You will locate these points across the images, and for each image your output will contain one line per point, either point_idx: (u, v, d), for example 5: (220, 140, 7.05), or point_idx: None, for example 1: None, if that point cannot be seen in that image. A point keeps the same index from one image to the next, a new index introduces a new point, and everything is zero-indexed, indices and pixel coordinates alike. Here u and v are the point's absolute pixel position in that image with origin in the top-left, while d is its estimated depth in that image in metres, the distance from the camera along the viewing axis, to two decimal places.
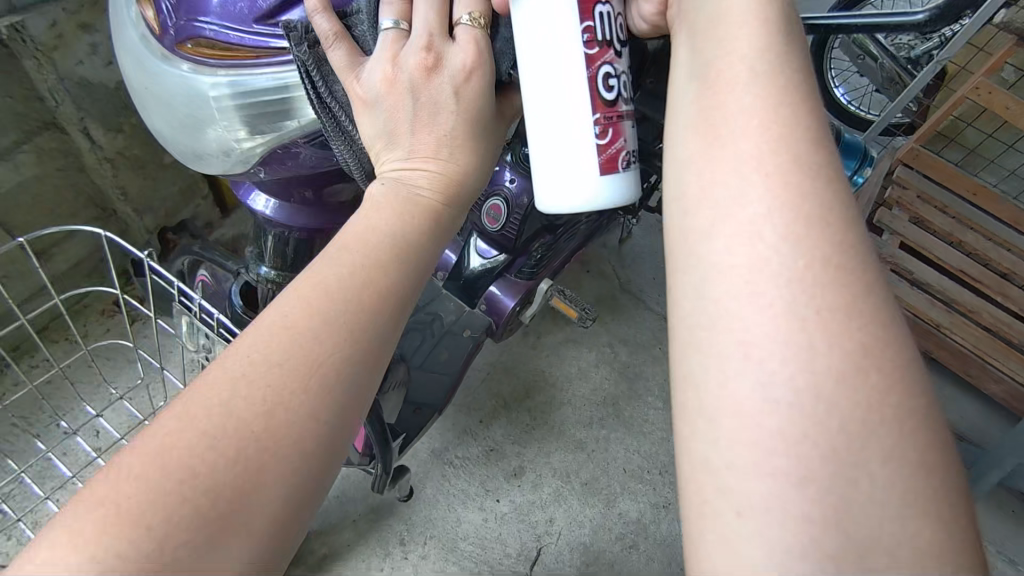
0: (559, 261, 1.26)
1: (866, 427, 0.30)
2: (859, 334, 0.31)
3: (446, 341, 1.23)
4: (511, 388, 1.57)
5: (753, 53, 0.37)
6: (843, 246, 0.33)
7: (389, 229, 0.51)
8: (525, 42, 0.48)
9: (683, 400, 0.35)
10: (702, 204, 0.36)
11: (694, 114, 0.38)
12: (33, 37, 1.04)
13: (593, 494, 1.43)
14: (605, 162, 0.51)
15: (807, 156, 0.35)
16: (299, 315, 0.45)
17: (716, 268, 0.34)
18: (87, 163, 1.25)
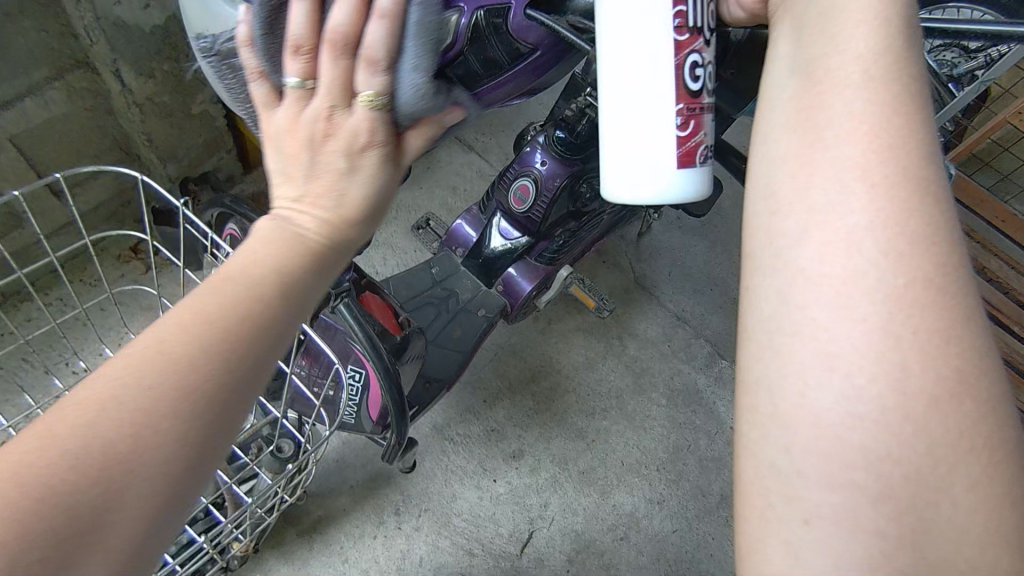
0: (578, 250, 1.25)
1: (953, 454, 0.30)
2: (955, 359, 0.31)
3: (460, 319, 1.22)
4: (517, 370, 1.57)
5: (869, 54, 0.36)
6: (947, 269, 0.32)
7: (277, 260, 0.47)
8: (610, 17, 0.46)
9: (753, 405, 0.35)
10: (792, 206, 0.36)
11: (793, 111, 0.38)
12: None
13: (589, 483, 1.44)
14: (683, 155, 0.50)
15: (915, 171, 0.34)
16: (158, 346, 0.41)
17: (803, 275, 0.34)
18: (115, 105, 1.24)
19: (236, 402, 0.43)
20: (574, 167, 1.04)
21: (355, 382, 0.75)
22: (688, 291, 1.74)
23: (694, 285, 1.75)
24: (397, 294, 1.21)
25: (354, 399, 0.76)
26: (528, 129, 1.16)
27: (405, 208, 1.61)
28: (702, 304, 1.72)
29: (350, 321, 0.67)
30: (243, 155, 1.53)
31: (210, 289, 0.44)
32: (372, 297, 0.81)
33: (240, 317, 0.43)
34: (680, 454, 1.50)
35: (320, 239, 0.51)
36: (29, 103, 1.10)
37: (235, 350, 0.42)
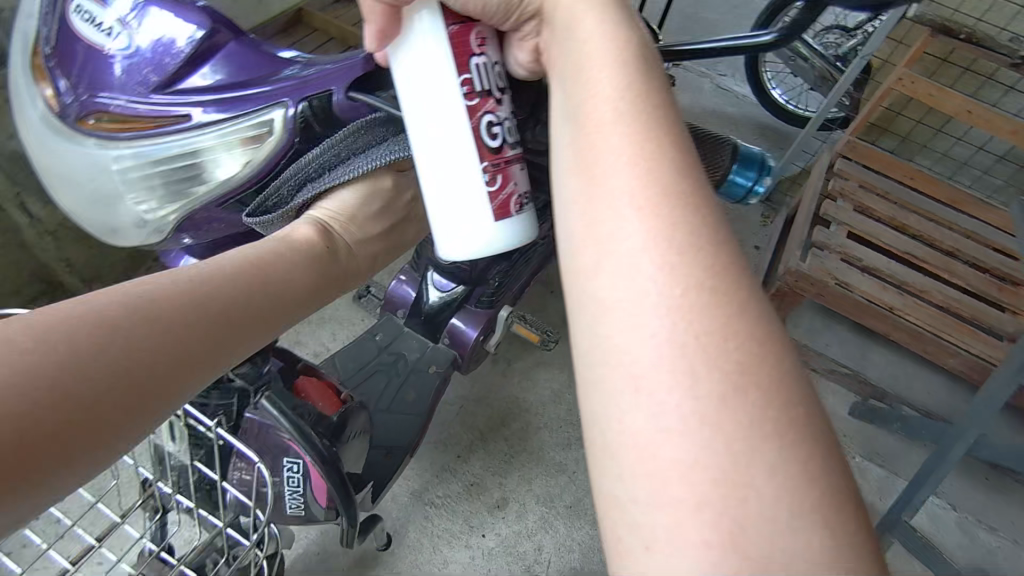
0: (517, 288, 1.26)
1: (750, 446, 0.32)
2: (734, 354, 0.34)
3: (412, 380, 1.21)
4: (486, 419, 1.56)
5: (615, 93, 0.43)
6: (715, 271, 0.37)
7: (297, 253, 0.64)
8: (405, 88, 0.53)
9: (592, 441, 0.37)
10: (586, 242, 0.40)
11: (572, 152, 0.44)
12: None
13: (580, 515, 1.42)
14: (499, 208, 0.55)
15: (674, 187, 0.39)
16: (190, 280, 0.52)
17: (603, 303, 0.38)
18: (26, 238, 1.22)
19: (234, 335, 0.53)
20: None
21: (293, 473, 0.72)
22: None
23: None
24: (343, 369, 1.22)
25: (297, 488, 0.74)
26: None
27: None
28: None
29: (275, 413, 0.66)
30: None
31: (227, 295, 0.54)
32: (308, 380, 0.80)
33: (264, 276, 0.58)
34: None
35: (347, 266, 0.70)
36: None
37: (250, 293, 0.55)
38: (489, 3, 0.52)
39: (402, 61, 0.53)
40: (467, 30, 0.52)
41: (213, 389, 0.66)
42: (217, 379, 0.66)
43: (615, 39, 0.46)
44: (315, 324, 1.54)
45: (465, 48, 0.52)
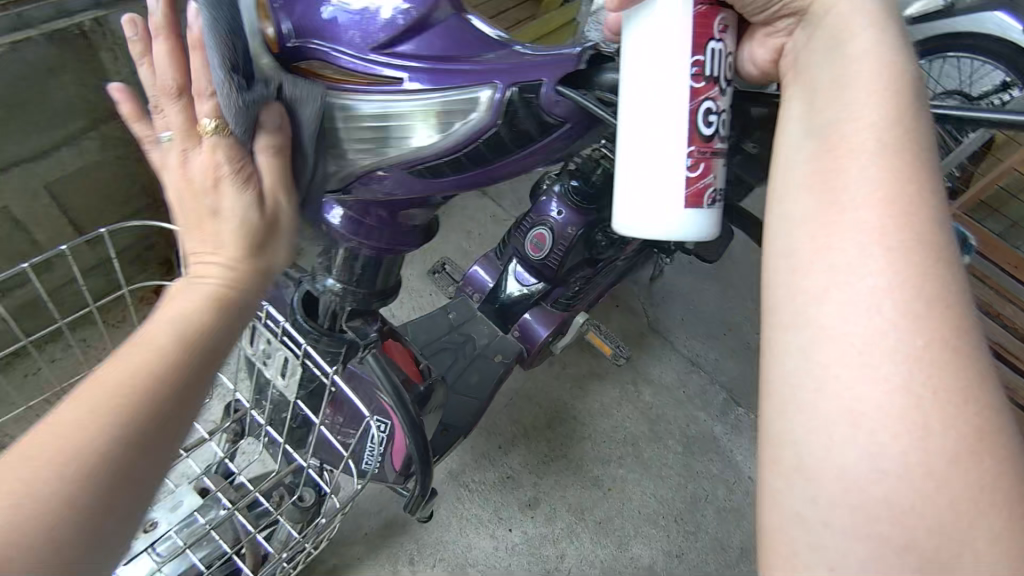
0: (593, 296, 1.28)
1: (975, 510, 0.37)
2: (971, 418, 0.38)
3: (477, 364, 1.22)
4: (532, 416, 1.56)
5: (879, 122, 0.44)
6: (959, 331, 0.40)
7: (181, 323, 0.49)
8: (632, 58, 0.50)
9: (778, 458, 0.43)
10: (816, 267, 0.43)
11: (809, 175, 0.46)
12: (115, 32, 1.05)
13: (607, 534, 1.42)
14: (693, 195, 0.52)
15: (927, 237, 0.41)
16: (81, 426, 0.42)
17: (828, 333, 0.41)
18: (147, 154, 1.27)
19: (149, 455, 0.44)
20: (589, 217, 1.07)
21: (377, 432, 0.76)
22: (700, 335, 1.77)
23: (707, 329, 1.78)
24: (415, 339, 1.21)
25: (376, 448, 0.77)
26: (542, 179, 1.19)
27: (421, 253, 1.64)
28: (715, 349, 1.75)
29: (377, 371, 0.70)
30: None
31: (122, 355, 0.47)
32: (394, 343, 0.81)
33: (154, 368, 0.46)
34: (697, 504, 1.50)
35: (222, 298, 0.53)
36: (66, 152, 1.15)
37: (148, 398, 0.45)
38: None
39: (632, 31, 0.50)
40: (713, 13, 0.49)
41: (326, 333, 0.69)
42: (331, 327, 0.70)
43: (895, 67, 0.46)
44: None
45: (706, 30, 0.49)
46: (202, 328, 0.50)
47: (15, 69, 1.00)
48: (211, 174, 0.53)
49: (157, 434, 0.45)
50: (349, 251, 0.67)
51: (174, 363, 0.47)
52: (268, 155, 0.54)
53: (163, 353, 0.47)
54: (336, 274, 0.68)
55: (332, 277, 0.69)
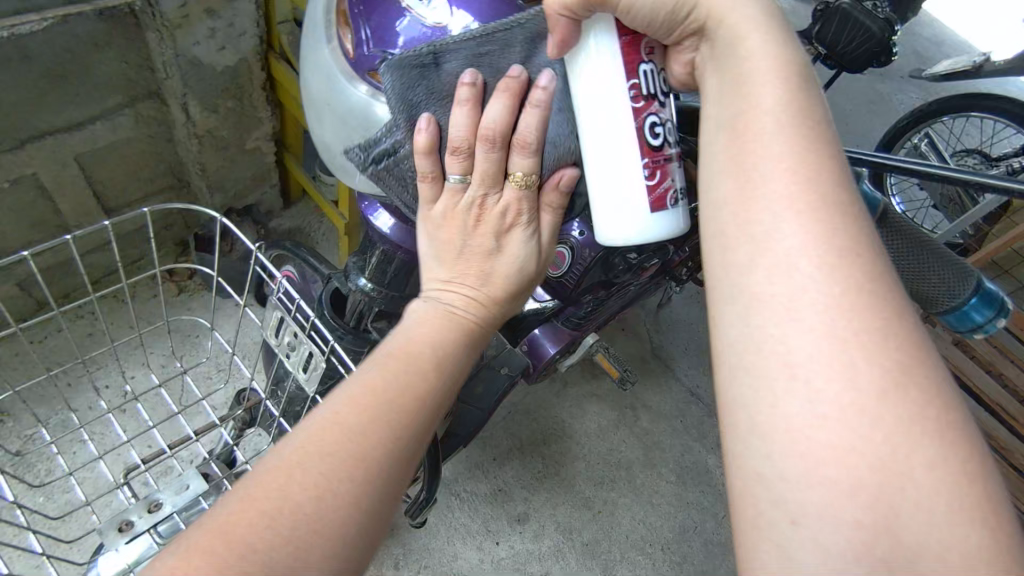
0: (602, 318, 1.29)
1: (910, 441, 0.36)
2: (894, 353, 0.38)
3: (483, 375, 1.21)
4: (529, 431, 1.56)
5: (778, 104, 0.45)
6: (872, 276, 0.40)
7: (437, 346, 0.58)
8: (580, 92, 0.53)
9: (734, 425, 0.41)
10: (738, 240, 0.43)
11: (724, 159, 0.46)
12: (162, 14, 1.06)
13: (593, 556, 1.42)
14: (654, 201, 0.54)
15: (834, 196, 0.42)
16: (354, 426, 0.49)
17: (753, 297, 0.41)
18: (178, 136, 1.29)
19: (401, 452, 0.51)
20: None
21: None
22: (702, 366, 1.78)
23: (708, 361, 1.79)
24: None
25: None
26: None
27: None
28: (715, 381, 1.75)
29: None
30: (284, 190, 1.62)
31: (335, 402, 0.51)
32: None
33: (403, 382, 0.53)
34: (685, 535, 1.50)
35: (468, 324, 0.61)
36: (99, 126, 1.16)
37: (400, 406, 0.52)
38: (656, 20, 0.50)
39: (577, 71, 0.53)
40: (636, 41, 0.52)
41: (351, 330, 0.73)
42: (356, 326, 0.75)
43: (784, 58, 0.47)
44: None
45: (633, 56, 0.52)
46: (436, 353, 0.57)
47: (62, 42, 1.02)
48: (506, 219, 0.62)
49: (410, 434, 0.52)
50: (384, 253, 0.71)
51: (420, 378, 0.54)
52: (550, 213, 0.64)
53: (412, 369, 0.55)
54: (370, 275, 0.72)
55: (364, 278, 0.72)
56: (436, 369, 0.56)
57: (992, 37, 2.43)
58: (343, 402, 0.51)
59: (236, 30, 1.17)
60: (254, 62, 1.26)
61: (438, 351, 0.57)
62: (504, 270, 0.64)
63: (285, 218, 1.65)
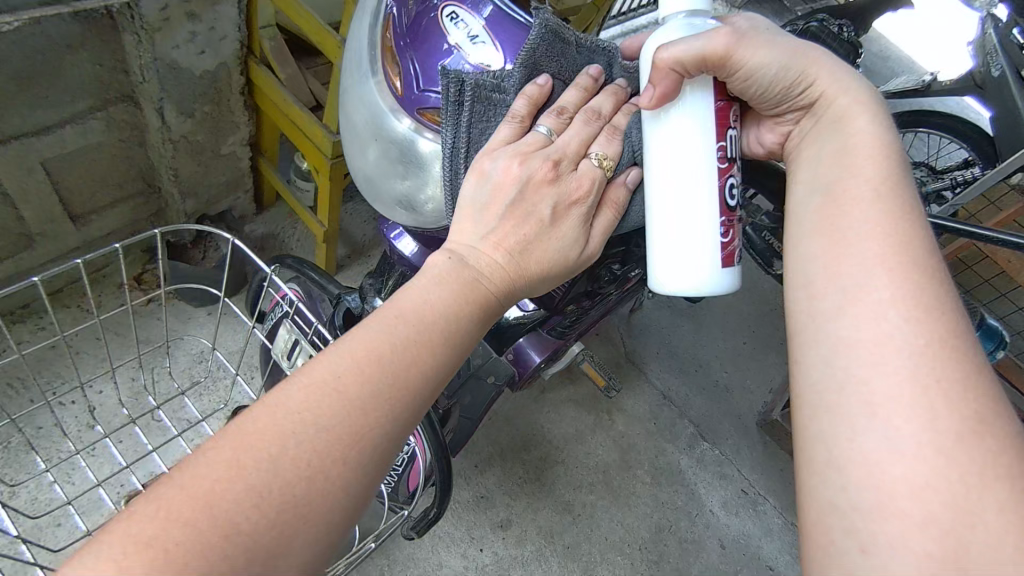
0: (585, 326, 1.31)
1: (982, 481, 0.40)
2: (972, 405, 0.43)
3: (470, 386, 1.20)
4: (509, 438, 1.58)
5: (877, 179, 0.53)
6: (954, 334, 0.45)
7: (449, 317, 0.54)
8: (666, 148, 0.57)
9: (813, 456, 0.47)
10: (829, 286, 0.50)
11: (819, 219, 0.54)
12: (142, 17, 1.03)
13: (574, 558, 1.45)
14: (726, 257, 0.60)
15: (921, 260, 0.48)
16: (345, 411, 0.46)
17: (842, 340, 0.47)
18: (150, 138, 1.24)
19: (382, 441, 0.48)
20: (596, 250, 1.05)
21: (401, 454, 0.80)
22: (672, 368, 1.84)
23: (678, 364, 1.85)
24: None
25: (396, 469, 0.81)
26: None
27: None
28: (686, 385, 1.81)
29: None
30: (258, 196, 1.59)
31: (333, 365, 0.48)
32: None
33: (405, 367, 0.49)
34: (662, 533, 1.54)
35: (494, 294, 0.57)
36: (69, 130, 1.11)
37: (400, 399, 0.49)
38: (768, 93, 0.59)
39: (656, 124, 0.58)
40: (729, 106, 0.59)
41: None
42: None
43: (883, 141, 0.56)
44: None
45: (725, 121, 0.58)
46: (445, 330, 0.53)
47: (32, 43, 0.97)
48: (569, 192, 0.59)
49: (404, 425, 0.49)
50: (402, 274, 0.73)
51: (420, 357, 0.50)
52: (610, 213, 0.61)
53: (417, 348, 0.50)
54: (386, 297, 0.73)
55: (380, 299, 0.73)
56: (441, 346, 0.52)
57: (931, 56, 2.59)
58: (338, 375, 0.48)
59: (217, 34, 1.14)
60: (233, 68, 1.23)
61: (448, 325, 0.53)
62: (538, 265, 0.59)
63: (259, 223, 1.61)
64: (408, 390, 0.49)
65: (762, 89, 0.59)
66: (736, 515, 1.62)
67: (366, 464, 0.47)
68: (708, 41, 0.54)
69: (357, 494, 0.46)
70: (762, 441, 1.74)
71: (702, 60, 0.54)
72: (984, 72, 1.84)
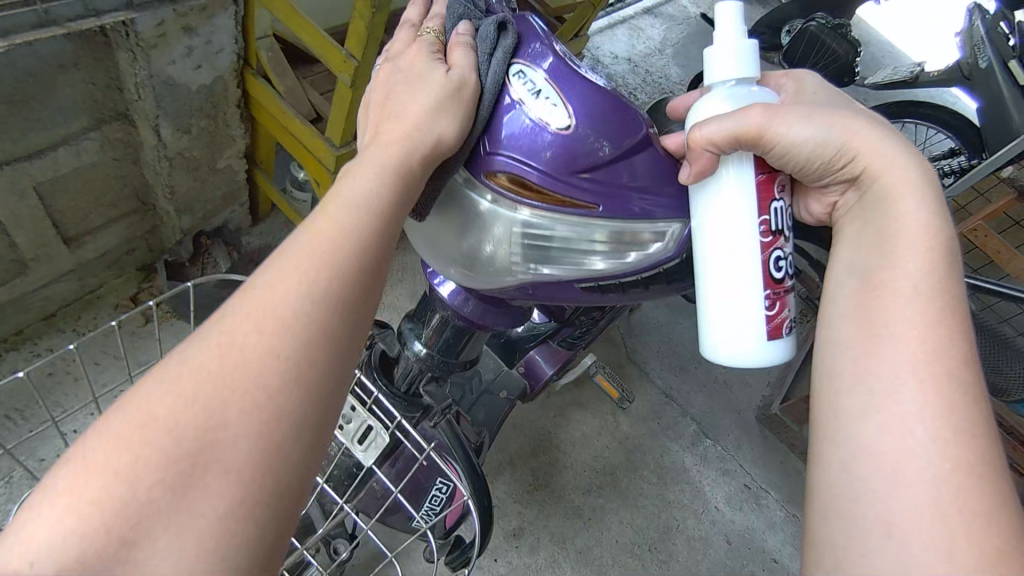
0: (592, 336, 1.29)
1: None
2: (996, 538, 0.43)
3: (484, 400, 1.20)
4: (517, 444, 1.59)
5: (920, 272, 0.52)
6: (984, 458, 0.45)
7: (361, 204, 0.48)
8: (710, 224, 0.56)
9: (823, 563, 0.48)
10: (854, 388, 0.51)
11: (853, 309, 0.54)
12: (137, 33, 0.98)
13: (587, 563, 1.47)
14: (773, 328, 0.57)
15: (957, 374, 0.48)
16: (254, 322, 0.42)
17: (863, 448, 0.48)
18: (144, 158, 1.21)
19: (306, 337, 0.42)
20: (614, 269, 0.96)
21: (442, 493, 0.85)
22: (672, 367, 1.86)
23: (678, 362, 1.86)
24: None
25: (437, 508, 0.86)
26: None
27: (410, 272, 1.64)
28: (687, 382, 1.83)
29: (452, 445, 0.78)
30: (254, 205, 1.55)
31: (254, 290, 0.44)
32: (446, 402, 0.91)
33: (314, 259, 0.44)
34: (670, 533, 1.57)
35: (403, 167, 0.50)
36: (62, 152, 1.07)
37: (313, 290, 0.43)
38: (809, 167, 0.57)
39: (697, 199, 0.57)
40: (771, 179, 0.57)
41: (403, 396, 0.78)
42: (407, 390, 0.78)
43: (932, 227, 0.53)
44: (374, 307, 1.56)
45: (768, 193, 0.57)
46: (365, 211, 0.47)
47: (24, 64, 0.92)
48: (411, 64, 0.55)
49: (329, 315, 0.43)
50: (441, 321, 0.71)
51: (334, 253, 0.45)
52: (462, 48, 0.54)
53: (326, 245, 0.45)
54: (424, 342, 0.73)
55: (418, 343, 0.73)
56: (360, 227, 0.47)
57: (913, 46, 2.62)
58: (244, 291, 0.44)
59: (213, 47, 1.10)
60: (230, 81, 1.19)
61: (369, 210, 0.48)
62: (397, 130, 0.51)
63: (254, 235, 1.57)
64: (325, 283, 0.43)
65: (801, 163, 0.57)
66: (740, 510, 1.65)
67: (291, 360, 0.41)
68: (739, 121, 0.54)
69: (290, 395, 0.41)
70: (762, 435, 1.77)
71: (733, 138, 0.54)
72: (971, 64, 1.85)
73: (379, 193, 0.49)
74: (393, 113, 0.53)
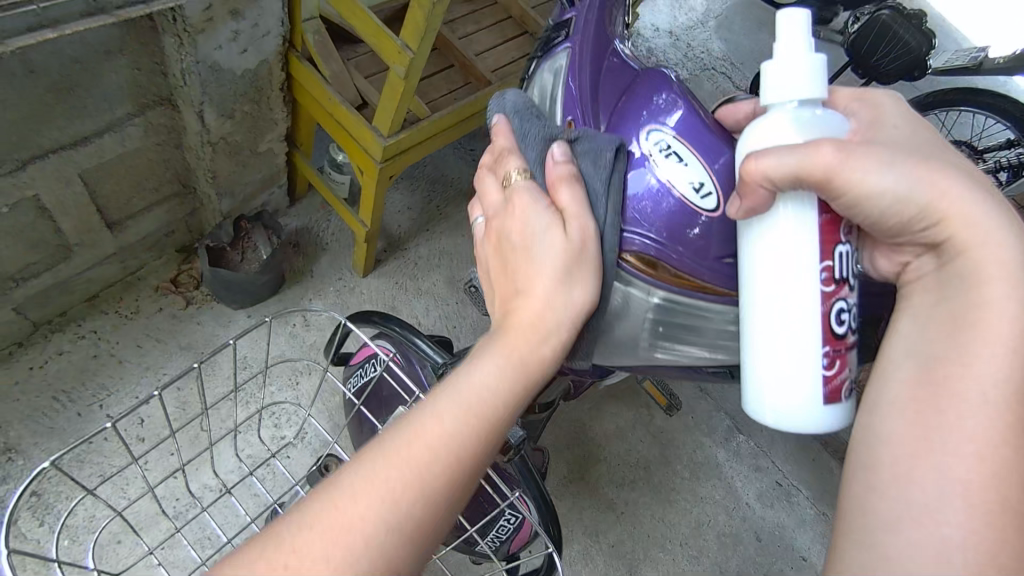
0: None
1: None
2: None
3: None
4: (553, 437, 1.60)
5: (996, 382, 0.46)
6: None
7: (501, 389, 0.50)
8: (763, 267, 0.52)
9: None
10: (892, 490, 0.48)
11: (905, 400, 0.50)
12: (185, 18, 0.94)
13: (619, 556, 1.48)
14: (830, 391, 0.52)
15: (1014, 506, 0.45)
16: (394, 478, 0.45)
17: (887, 561, 0.46)
18: (189, 142, 1.17)
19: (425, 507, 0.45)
20: None
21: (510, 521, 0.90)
22: None
23: None
24: None
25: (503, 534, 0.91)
26: None
27: (447, 256, 1.61)
28: None
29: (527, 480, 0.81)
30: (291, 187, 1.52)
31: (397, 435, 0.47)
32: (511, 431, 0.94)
33: (450, 437, 0.47)
34: (701, 529, 1.56)
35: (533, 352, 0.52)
36: (108, 138, 1.04)
37: (441, 476, 0.46)
38: (886, 222, 0.51)
39: (754, 239, 0.52)
40: (834, 220, 0.51)
41: None
42: None
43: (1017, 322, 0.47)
44: (411, 293, 1.54)
45: (832, 236, 0.51)
46: (501, 389, 0.50)
47: (70, 51, 0.89)
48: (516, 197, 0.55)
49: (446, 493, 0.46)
50: None
51: (461, 440, 0.47)
52: (568, 187, 0.52)
53: (460, 434, 0.48)
54: None
55: None
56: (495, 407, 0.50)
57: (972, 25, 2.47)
58: (387, 440, 0.47)
59: (260, 30, 1.06)
60: (275, 63, 1.15)
61: (509, 395, 0.51)
62: (528, 310, 0.52)
63: (292, 217, 1.55)
64: (453, 465, 0.47)
65: (876, 217, 0.50)
66: (771, 506, 1.63)
67: (405, 530, 0.44)
68: (804, 159, 0.48)
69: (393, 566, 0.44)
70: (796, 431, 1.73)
71: (795, 178, 0.48)
72: None
73: (516, 379, 0.51)
74: (514, 261, 0.55)
